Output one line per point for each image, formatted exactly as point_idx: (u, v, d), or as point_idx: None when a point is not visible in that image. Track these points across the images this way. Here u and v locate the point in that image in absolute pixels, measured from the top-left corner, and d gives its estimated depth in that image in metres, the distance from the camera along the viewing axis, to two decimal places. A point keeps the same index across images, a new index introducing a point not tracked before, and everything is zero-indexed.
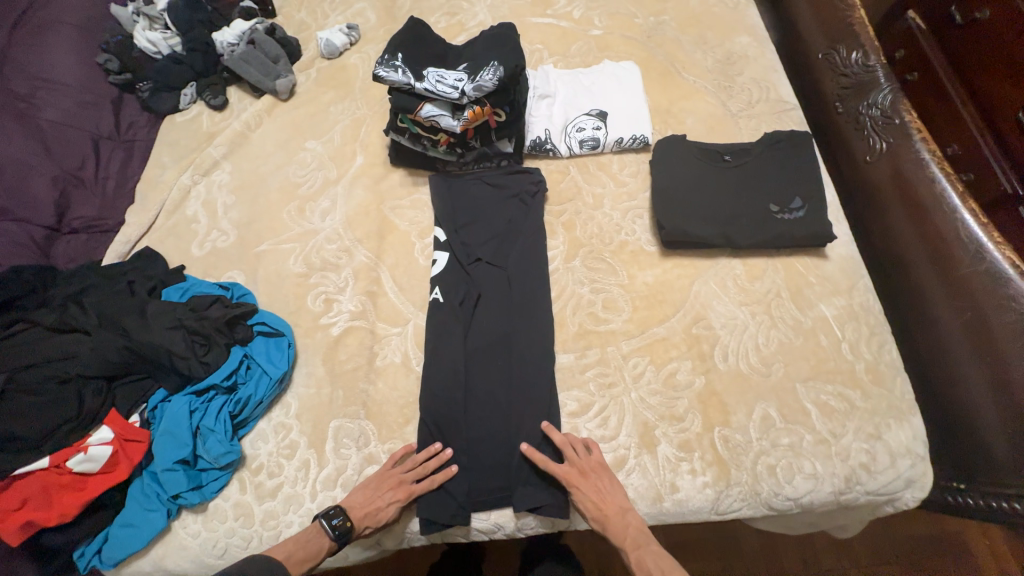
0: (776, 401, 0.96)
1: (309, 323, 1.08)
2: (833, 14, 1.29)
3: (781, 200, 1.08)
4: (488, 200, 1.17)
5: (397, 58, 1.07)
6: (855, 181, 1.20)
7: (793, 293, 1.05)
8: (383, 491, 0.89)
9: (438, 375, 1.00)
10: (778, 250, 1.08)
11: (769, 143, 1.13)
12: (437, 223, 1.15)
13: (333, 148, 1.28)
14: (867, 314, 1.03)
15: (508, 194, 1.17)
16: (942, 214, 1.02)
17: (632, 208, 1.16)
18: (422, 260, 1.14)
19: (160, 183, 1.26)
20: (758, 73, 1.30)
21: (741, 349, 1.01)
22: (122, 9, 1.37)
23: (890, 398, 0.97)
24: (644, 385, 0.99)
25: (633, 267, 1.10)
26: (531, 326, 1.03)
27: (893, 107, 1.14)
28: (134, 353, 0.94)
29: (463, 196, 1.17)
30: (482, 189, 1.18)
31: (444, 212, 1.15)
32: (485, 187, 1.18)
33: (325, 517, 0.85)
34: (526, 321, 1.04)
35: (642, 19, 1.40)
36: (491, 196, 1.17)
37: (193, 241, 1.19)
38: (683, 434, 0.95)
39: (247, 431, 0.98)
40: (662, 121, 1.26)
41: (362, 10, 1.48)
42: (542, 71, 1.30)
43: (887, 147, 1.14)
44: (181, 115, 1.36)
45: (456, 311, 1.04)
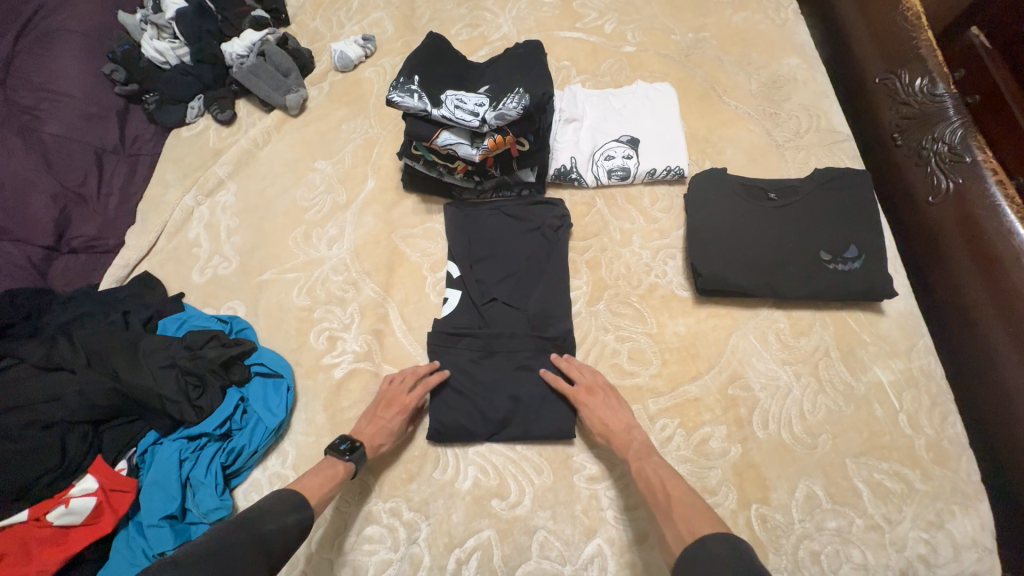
0: (822, 478, 0.86)
1: (311, 362, 1.01)
2: (894, 33, 1.15)
3: (834, 247, 0.97)
4: (506, 232, 1.07)
5: (413, 82, 0.98)
6: (914, 223, 1.07)
7: (844, 353, 0.94)
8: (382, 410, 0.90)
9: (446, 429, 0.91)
10: (826, 302, 0.98)
11: (821, 181, 1.02)
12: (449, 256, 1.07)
13: (343, 169, 1.21)
14: (929, 381, 0.92)
15: (527, 228, 1.07)
16: (1021, 269, 0.88)
17: (664, 247, 1.07)
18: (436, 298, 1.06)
19: (162, 203, 1.20)
20: (807, 99, 1.18)
21: (783, 415, 0.90)
22: (130, 17, 1.31)
23: (954, 480, 0.86)
24: (673, 451, 0.89)
25: (663, 315, 1.00)
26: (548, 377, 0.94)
27: (963, 143, 1.01)
28: (124, 396, 0.88)
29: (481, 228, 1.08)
30: (498, 221, 1.08)
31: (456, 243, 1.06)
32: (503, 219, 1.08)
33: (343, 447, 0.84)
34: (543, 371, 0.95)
35: (680, 35, 1.29)
36: (509, 228, 1.07)
37: (194, 266, 1.13)
38: (716, 510, 0.85)
39: (240, 481, 0.92)
40: (698, 151, 1.15)
41: (379, 20, 1.39)
42: (569, 91, 1.20)
43: (954, 188, 1.01)
44: (188, 129, 1.30)
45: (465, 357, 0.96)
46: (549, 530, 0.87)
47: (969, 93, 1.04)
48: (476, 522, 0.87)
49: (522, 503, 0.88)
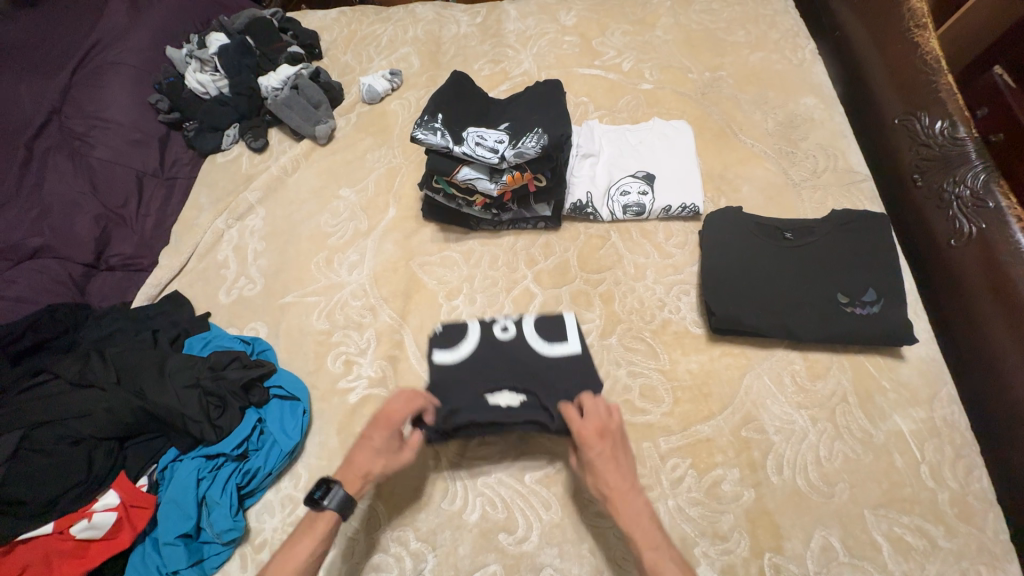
0: (839, 529, 0.84)
1: (327, 385, 1.04)
2: (915, 76, 1.16)
3: (851, 290, 0.96)
4: (561, 379, 0.91)
5: (436, 119, 1.01)
6: (934, 265, 1.06)
7: (862, 399, 0.92)
8: (372, 436, 0.83)
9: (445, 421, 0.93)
10: (844, 345, 0.97)
11: (839, 222, 1.02)
12: (459, 380, 0.92)
13: (366, 197, 1.25)
14: (952, 432, 0.89)
15: (584, 385, 0.90)
16: None
17: (678, 283, 1.07)
18: (445, 356, 0.95)
19: (195, 225, 1.26)
20: (824, 138, 1.19)
21: (798, 460, 0.89)
22: (176, 52, 1.40)
23: (980, 539, 0.82)
24: (684, 493, 0.88)
25: (675, 351, 1.00)
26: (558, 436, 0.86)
27: (986, 187, 1.00)
28: (149, 414, 0.92)
29: (524, 346, 0.95)
30: (538, 342, 0.95)
31: (474, 368, 0.93)
32: (552, 345, 0.95)
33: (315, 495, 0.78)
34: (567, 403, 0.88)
35: (697, 74, 1.32)
36: (562, 362, 0.93)
37: (221, 287, 1.18)
38: (727, 557, 0.83)
39: (253, 502, 0.93)
40: (714, 187, 1.17)
41: (406, 55, 1.46)
42: (587, 127, 1.23)
43: (978, 233, 0.99)
44: (223, 155, 1.37)
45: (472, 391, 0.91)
46: (555, 568, 0.86)
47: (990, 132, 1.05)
48: (483, 556, 0.87)
49: (530, 538, 0.88)
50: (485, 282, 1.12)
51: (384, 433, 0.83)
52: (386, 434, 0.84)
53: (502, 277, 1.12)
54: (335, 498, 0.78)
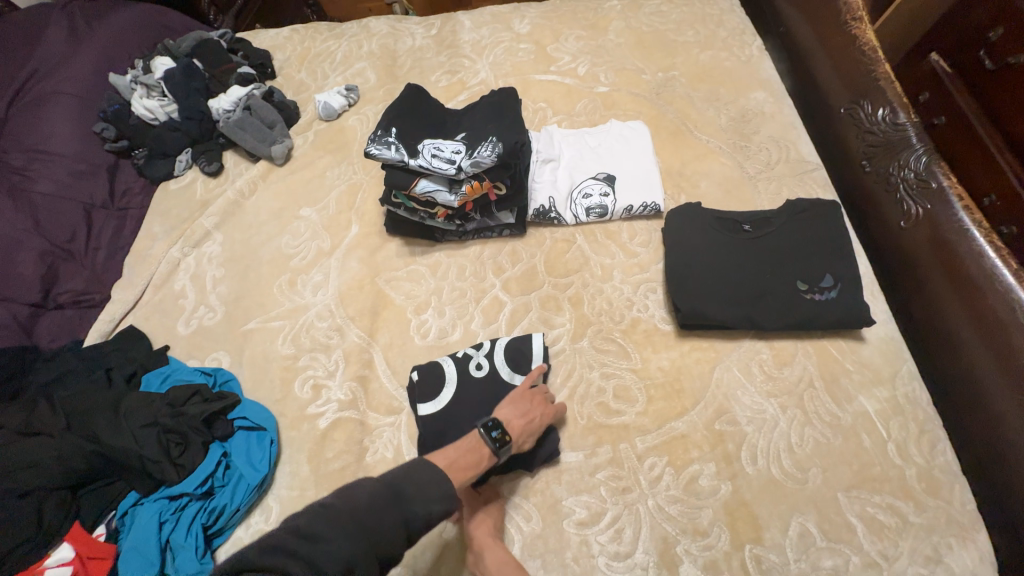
0: (815, 514, 0.84)
1: (296, 413, 1.00)
2: (855, 67, 1.21)
3: (809, 277, 0.98)
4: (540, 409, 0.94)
5: (390, 134, 1.01)
6: (888, 246, 1.10)
7: (828, 382, 0.94)
8: (531, 410, 0.88)
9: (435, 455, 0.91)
10: (807, 332, 0.99)
11: (793, 212, 1.05)
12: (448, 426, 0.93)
13: (328, 216, 1.23)
14: (915, 408, 0.92)
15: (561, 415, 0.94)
16: (996, 293, 0.90)
17: (644, 282, 1.08)
18: (429, 407, 0.95)
19: (149, 255, 1.22)
20: (775, 130, 1.22)
21: (771, 449, 0.90)
22: (121, 78, 1.36)
23: (949, 511, 0.84)
24: (663, 491, 0.88)
25: (646, 349, 1.01)
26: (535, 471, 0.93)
27: (928, 169, 1.04)
28: (104, 458, 0.88)
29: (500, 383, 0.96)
30: (513, 376, 0.97)
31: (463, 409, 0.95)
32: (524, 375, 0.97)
33: (487, 427, 0.81)
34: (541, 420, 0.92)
35: (650, 75, 1.34)
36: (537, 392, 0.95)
37: (180, 318, 1.14)
38: (709, 553, 0.83)
39: (222, 541, 0.89)
40: (674, 185, 1.18)
41: (362, 70, 1.45)
42: (546, 132, 1.24)
43: (924, 213, 1.03)
44: (176, 181, 1.33)
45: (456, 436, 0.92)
46: None
47: (932, 116, 1.08)
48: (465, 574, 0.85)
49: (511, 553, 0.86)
50: (453, 294, 1.11)
51: (543, 414, 0.89)
52: (543, 413, 0.89)
53: (470, 287, 1.11)
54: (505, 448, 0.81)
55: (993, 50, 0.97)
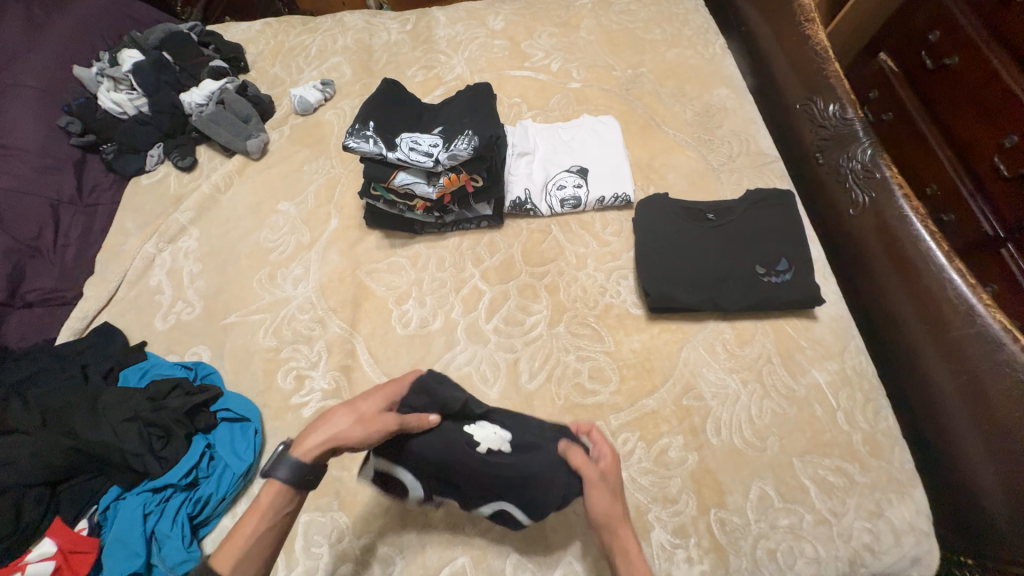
0: (773, 479, 0.92)
1: (279, 403, 1.01)
2: (808, 65, 1.29)
3: (767, 261, 1.05)
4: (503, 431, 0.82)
5: (368, 127, 1.03)
6: (839, 233, 1.18)
7: (784, 358, 1.02)
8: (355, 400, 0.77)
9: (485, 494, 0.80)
10: (766, 312, 1.06)
11: (753, 201, 1.12)
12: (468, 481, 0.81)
13: (307, 210, 1.24)
14: (861, 379, 1.00)
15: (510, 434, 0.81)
16: (930, 273, 0.98)
17: (617, 269, 1.13)
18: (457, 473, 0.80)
19: (122, 251, 1.20)
20: (737, 125, 1.30)
21: (734, 421, 0.97)
22: (85, 70, 1.33)
23: (890, 470, 0.93)
24: (635, 464, 0.94)
25: (619, 332, 1.06)
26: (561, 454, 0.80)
27: (873, 161, 1.12)
28: (83, 453, 0.87)
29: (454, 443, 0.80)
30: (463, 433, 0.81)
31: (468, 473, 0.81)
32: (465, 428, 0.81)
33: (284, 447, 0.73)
34: (422, 399, 0.79)
35: (620, 71, 1.40)
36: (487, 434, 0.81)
37: (156, 313, 1.13)
38: (678, 518, 0.90)
39: (208, 531, 0.90)
40: (643, 177, 1.24)
41: (337, 64, 1.45)
42: (521, 127, 1.28)
43: (870, 202, 1.11)
44: (148, 176, 1.31)
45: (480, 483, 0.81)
46: (521, 553, 0.88)
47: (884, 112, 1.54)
48: (449, 552, 0.88)
49: (493, 529, 0.90)
50: (434, 284, 1.14)
51: (369, 399, 0.77)
52: (372, 398, 0.77)
53: (450, 277, 1.15)
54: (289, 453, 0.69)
55: (931, 56, 1.38)
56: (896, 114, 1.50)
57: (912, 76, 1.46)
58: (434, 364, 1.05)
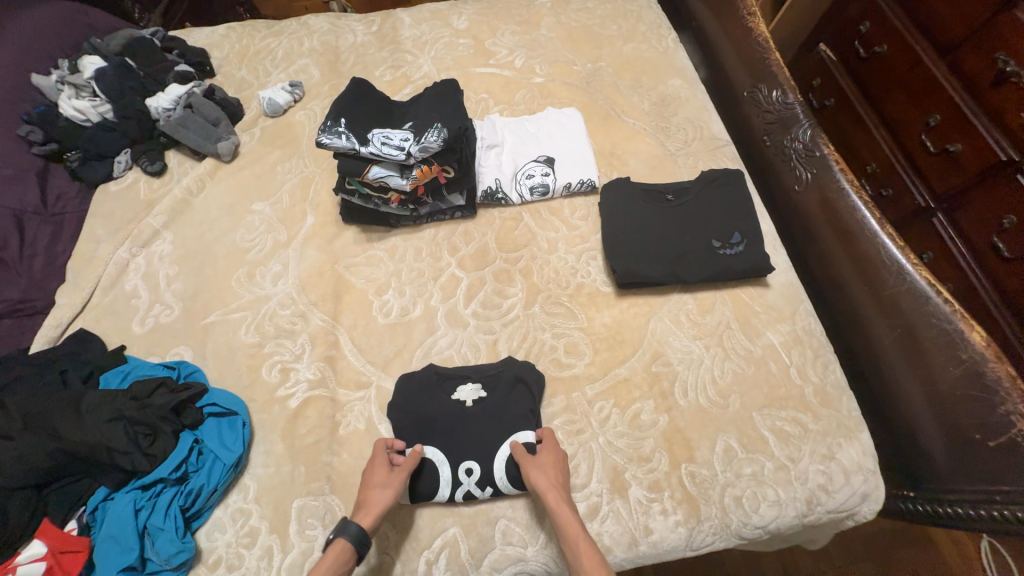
0: (736, 432, 1.00)
1: (266, 396, 1.04)
2: (752, 55, 1.39)
3: (722, 235, 1.14)
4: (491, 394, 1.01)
5: (339, 124, 1.07)
6: (787, 207, 1.28)
7: (742, 323, 1.11)
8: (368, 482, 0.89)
9: (475, 447, 0.96)
10: (724, 282, 1.15)
11: (707, 181, 1.21)
12: (467, 445, 0.96)
13: (282, 209, 1.26)
14: (810, 337, 1.10)
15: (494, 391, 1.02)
16: (866, 239, 1.09)
17: (586, 250, 1.20)
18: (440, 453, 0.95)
19: (94, 258, 1.20)
20: (691, 113, 1.39)
21: (699, 383, 1.04)
22: (44, 78, 1.31)
23: (838, 417, 1.02)
24: (611, 429, 1.01)
25: (590, 309, 1.13)
26: (529, 396, 1.02)
27: (813, 141, 1.23)
28: (69, 455, 0.88)
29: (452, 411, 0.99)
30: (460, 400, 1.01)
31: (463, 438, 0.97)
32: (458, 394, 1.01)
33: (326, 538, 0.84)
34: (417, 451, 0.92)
35: (580, 66, 1.47)
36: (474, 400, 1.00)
37: (134, 317, 1.13)
38: (652, 474, 0.97)
39: (201, 523, 0.92)
40: (606, 164, 1.32)
41: (305, 66, 1.48)
42: (488, 121, 1.33)
43: (812, 177, 1.22)
44: (116, 183, 1.31)
45: (472, 435, 0.97)
46: (509, 518, 0.94)
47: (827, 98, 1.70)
48: (441, 522, 0.93)
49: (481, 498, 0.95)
50: (412, 274, 1.18)
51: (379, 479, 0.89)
52: (378, 473, 0.89)
53: (428, 267, 1.19)
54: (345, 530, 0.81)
55: (864, 45, 1.54)
56: (838, 101, 1.66)
57: (848, 64, 1.62)
58: (417, 350, 1.09)
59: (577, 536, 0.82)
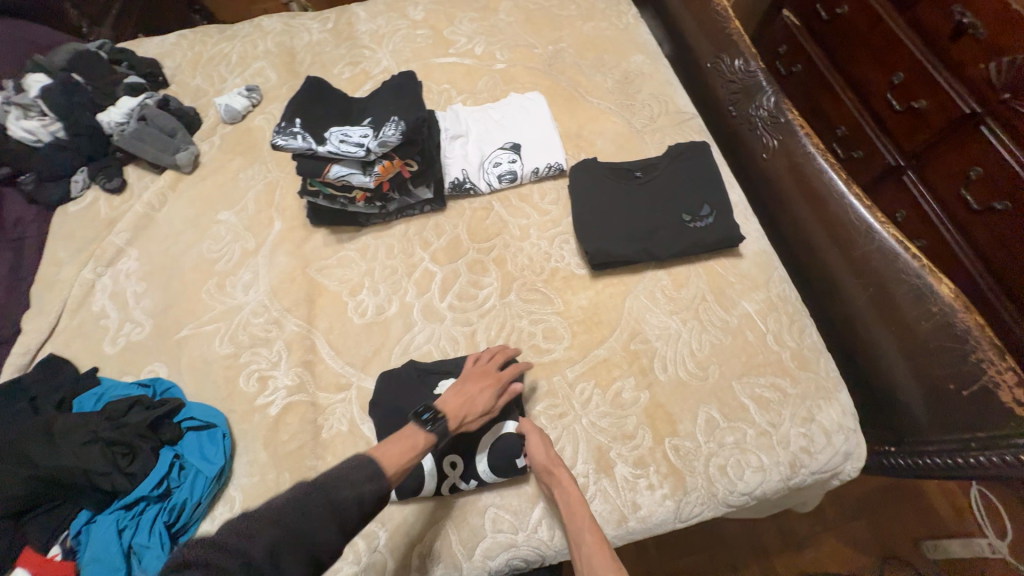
0: (716, 402, 1.01)
1: (245, 406, 1.03)
2: (713, 25, 1.38)
3: (691, 209, 1.14)
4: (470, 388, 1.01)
5: (295, 125, 1.05)
6: (757, 176, 1.28)
7: (717, 295, 1.11)
8: (476, 387, 0.92)
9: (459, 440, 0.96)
10: (697, 256, 1.15)
11: (673, 156, 1.21)
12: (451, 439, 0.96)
13: (248, 216, 1.24)
14: (785, 303, 1.11)
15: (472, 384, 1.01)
16: (834, 201, 1.09)
17: (558, 234, 1.19)
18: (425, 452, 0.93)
19: (58, 281, 1.17)
20: (655, 88, 1.38)
21: (678, 358, 1.05)
22: None
23: (817, 379, 1.04)
24: (594, 409, 1.01)
25: (566, 293, 1.13)
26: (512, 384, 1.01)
27: (777, 107, 1.23)
28: (45, 481, 0.86)
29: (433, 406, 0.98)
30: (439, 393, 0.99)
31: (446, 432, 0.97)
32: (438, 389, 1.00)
33: (418, 413, 0.85)
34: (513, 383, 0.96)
35: (541, 49, 1.45)
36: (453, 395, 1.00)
37: (104, 338, 1.11)
38: (637, 451, 0.97)
39: (188, 537, 0.92)
40: (574, 146, 1.30)
41: (261, 69, 1.44)
42: (451, 111, 1.31)
43: (779, 144, 1.21)
44: (75, 203, 1.28)
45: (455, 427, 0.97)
46: (498, 506, 0.94)
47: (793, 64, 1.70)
48: (431, 517, 0.93)
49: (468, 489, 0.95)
50: (386, 272, 1.17)
51: (489, 392, 0.92)
52: (485, 389, 0.92)
53: (401, 263, 1.18)
54: (440, 426, 0.84)
55: (825, 8, 1.53)
56: (805, 67, 1.66)
57: (812, 28, 1.61)
58: (395, 347, 1.08)
59: (582, 513, 0.84)
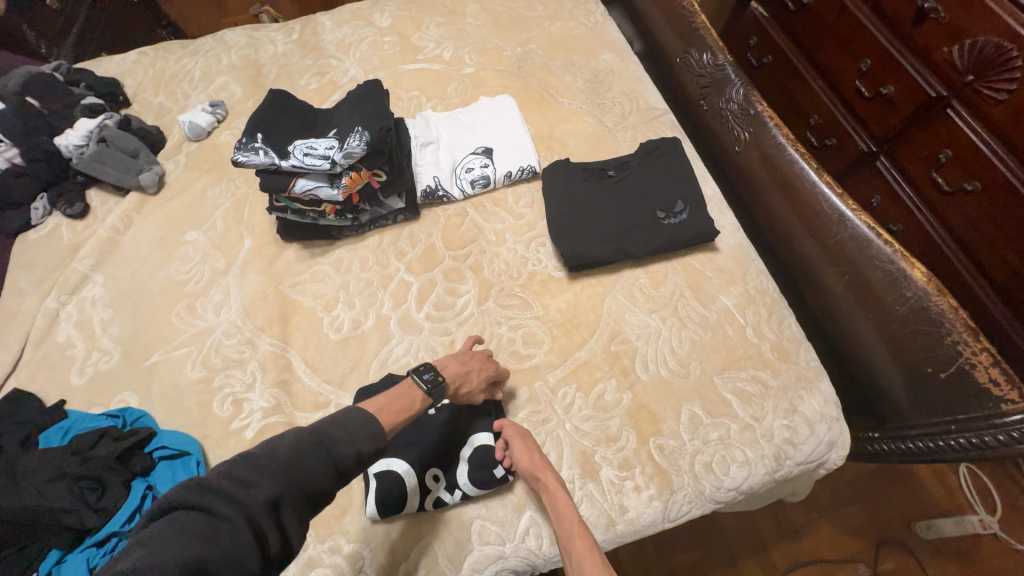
0: (699, 399, 1.00)
1: (220, 431, 1.00)
2: (681, 19, 1.38)
3: (665, 205, 1.13)
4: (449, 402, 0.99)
5: (256, 140, 1.04)
6: (731, 169, 1.29)
7: (695, 291, 1.10)
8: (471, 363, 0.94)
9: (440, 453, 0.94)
10: (673, 252, 1.14)
11: (645, 153, 1.20)
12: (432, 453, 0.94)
13: (217, 235, 1.21)
14: (763, 295, 1.11)
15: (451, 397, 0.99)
16: (806, 190, 1.09)
17: (534, 237, 1.18)
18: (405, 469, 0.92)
19: (20, 312, 1.13)
20: (626, 86, 1.37)
21: (658, 356, 1.04)
22: None
23: (797, 369, 1.03)
24: (577, 414, 1.00)
25: (544, 297, 1.12)
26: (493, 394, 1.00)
27: (746, 100, 1.23)
28: (10, 522, 0.84)
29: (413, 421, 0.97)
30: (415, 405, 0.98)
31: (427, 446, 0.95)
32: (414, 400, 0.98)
33: (417, 371, 0.86)
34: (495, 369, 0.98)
35: (510, 51, 1.44)
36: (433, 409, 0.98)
37: (71, 368, 1.08)
38: (622, 453, 0.96)
39: None
40: (546, 147, 1.30)
41: (225, 84, 1.41)
42: (421, 118, 1.29)
43: (750, 136, 1.22)
44: (36, 230, 1.24)
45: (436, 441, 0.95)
46: (483, 518, 0.92)
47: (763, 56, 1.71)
48: (415, 533, 0.91)
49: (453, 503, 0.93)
50: (360, 285, 1.15)
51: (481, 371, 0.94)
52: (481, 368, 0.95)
53: (376, 275, 1.16)
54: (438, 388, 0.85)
55: None
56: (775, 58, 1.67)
57: (779, 19, 1.63)
58: (373, 362, 1.06)
59: (572, 518, 0.82)
